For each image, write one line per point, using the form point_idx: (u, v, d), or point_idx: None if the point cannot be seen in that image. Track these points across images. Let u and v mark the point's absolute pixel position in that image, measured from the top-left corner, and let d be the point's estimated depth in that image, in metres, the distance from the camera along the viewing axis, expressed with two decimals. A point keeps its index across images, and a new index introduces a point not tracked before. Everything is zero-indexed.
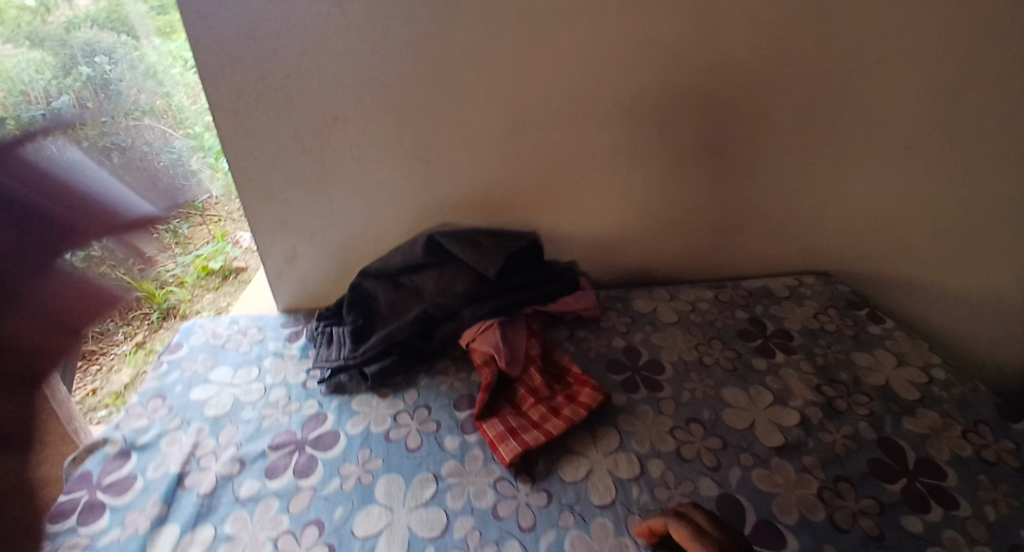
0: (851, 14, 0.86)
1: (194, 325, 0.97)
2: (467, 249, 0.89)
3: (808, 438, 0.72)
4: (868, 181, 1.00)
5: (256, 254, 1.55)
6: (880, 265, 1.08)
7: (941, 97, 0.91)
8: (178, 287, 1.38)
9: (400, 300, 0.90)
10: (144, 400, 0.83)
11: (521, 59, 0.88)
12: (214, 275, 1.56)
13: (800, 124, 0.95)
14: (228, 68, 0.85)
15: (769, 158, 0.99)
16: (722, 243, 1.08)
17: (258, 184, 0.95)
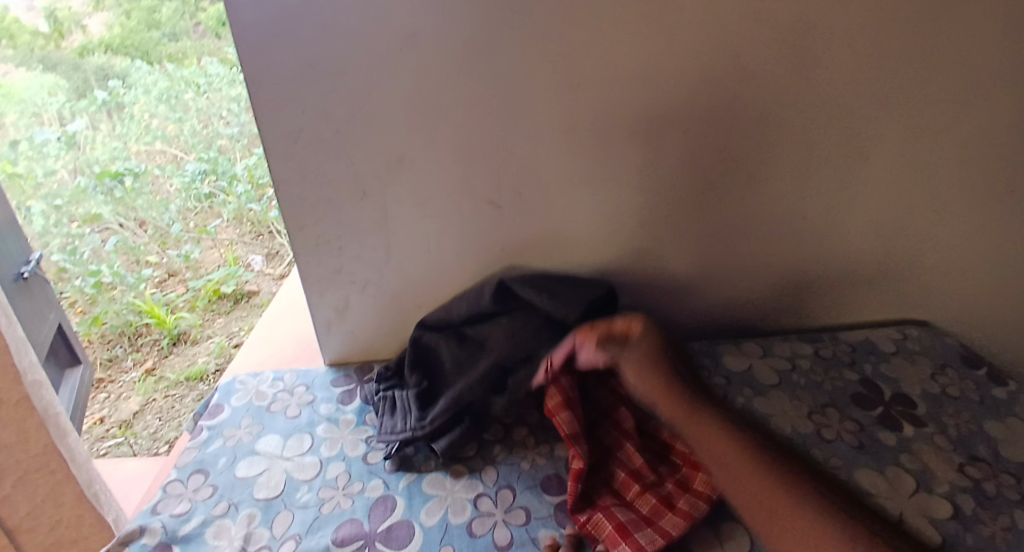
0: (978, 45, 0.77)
1: (234, 383, 0.86)
2: (542, 295, 0.80)
3: (967, 533, 0.62)
4: (982, 225, 0.91)
5: (270, 278, 1.59)
6: (987, 312, 0.98)
7: None
8: (189, 312, 1.49)
9: (468, 357, 0.80)
10: (184, 476, 0.72)
11: (607, 93, 0.79)
12: (225, 299, 1.54)
13: (909, 166, 0.86)
14: (285, 107, 0.77)
15: (874, 200, 0.89)
16: (816, 293, 0.97)
17: (309, 231, 0.87)
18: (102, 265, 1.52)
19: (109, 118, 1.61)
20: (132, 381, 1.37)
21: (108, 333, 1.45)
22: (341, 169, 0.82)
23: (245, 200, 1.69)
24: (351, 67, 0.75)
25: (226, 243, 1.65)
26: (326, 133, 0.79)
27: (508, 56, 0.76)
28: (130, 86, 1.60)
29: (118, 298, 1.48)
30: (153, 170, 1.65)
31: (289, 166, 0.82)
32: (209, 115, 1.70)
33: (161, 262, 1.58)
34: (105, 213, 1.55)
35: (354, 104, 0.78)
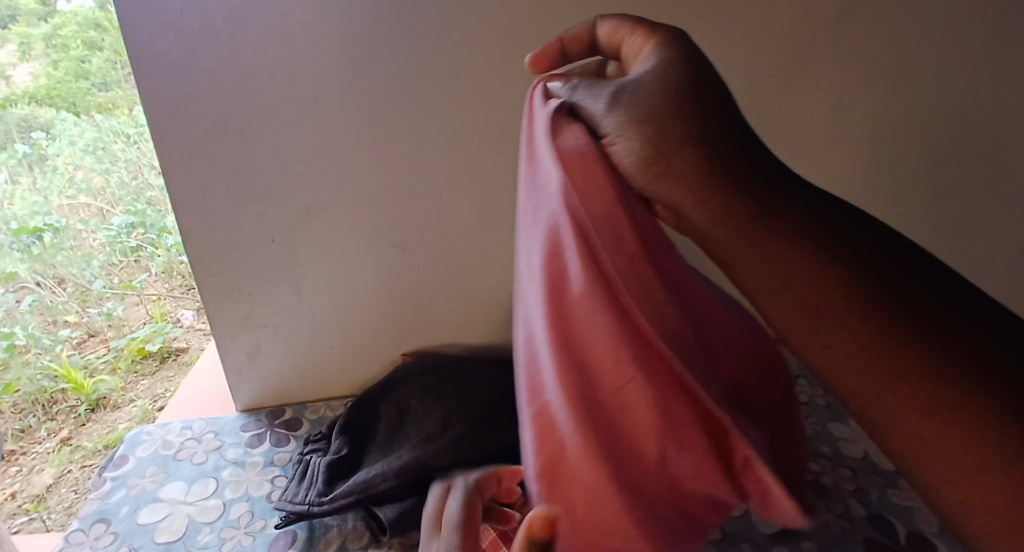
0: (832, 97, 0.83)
1: (141, 434, 0.88)
2: (468, 384, 0.83)
3: (803, 520, 0.72)
4: None
5: (197, 334, 1.61)
6: None
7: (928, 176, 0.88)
8: (111, 374, 1.50)
9: (393, 438, 0.79)
10: (85, 525, 0.74)
11: (490, 146, 0.85)
12: (150, 358, 1.55)
13: None
14: (193, 165, 0.83)
15: None
16: None
17: (222, 279, 0.91)
18: (15, 326, 1.46)
19: (30, 170, 1.51)
20: (44, 452, 1.35)
21: (20, 402, 1.40)
22: (251, 222, 0.88)
23: (175, 253, 1.69)
24: (258, 130, 0.82)
25: (152, 299, 1.65)
26: (235, 188, 0.85)
27: (404, 121, 0.83)
28: (53, 139, 1.53)
29: (33, 363, 1.45)
30: (77, 223, 1.57)
31: (200, 219, 0.87)
32: (139, 166, 1.62)
33: (80, 322, 1.55)
34: (22, 271, 1.48)
35: (261, 164, 0.84)
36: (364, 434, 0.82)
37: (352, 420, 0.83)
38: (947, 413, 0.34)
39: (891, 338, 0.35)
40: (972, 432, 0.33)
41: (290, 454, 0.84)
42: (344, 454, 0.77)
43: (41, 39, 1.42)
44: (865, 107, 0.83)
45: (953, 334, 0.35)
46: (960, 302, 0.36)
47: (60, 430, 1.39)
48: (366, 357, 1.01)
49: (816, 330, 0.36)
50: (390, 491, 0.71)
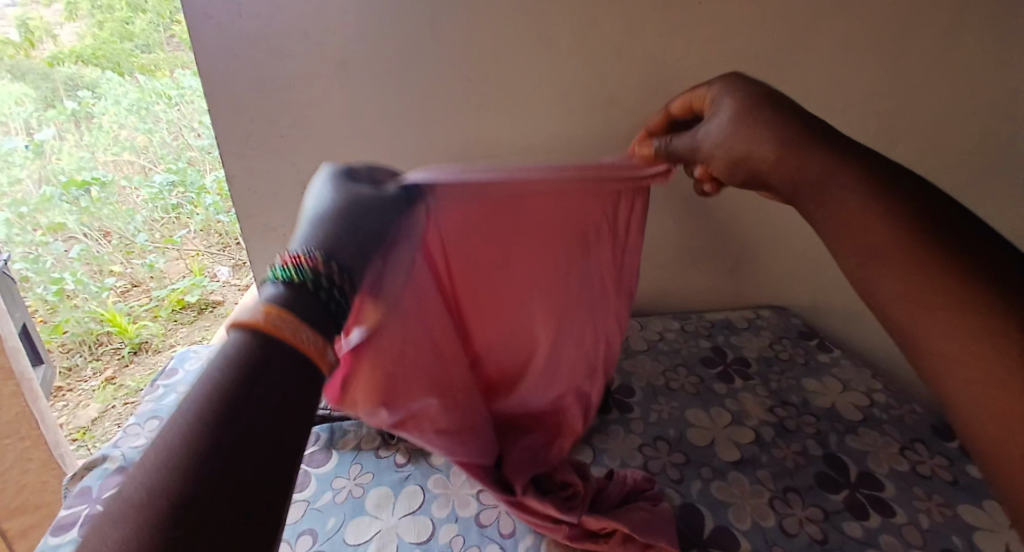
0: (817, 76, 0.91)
1: (188, 352, 1.01)
2: None
3: (762, 454, 0.80)
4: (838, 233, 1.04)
5: (232, 289, 1.77)
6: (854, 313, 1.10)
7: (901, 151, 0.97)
8: (152, 320, 1.66)
9: None
10: (141, 420, 0.87)
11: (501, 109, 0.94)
12: (189, 308, 1.71)
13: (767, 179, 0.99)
14: (237, 115, 0.93)
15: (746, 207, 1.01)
16: (702, 288, 1.10)
17: (258, 220, 1.03)
18: (65, 273, 1.58)
19: (76, 128, 1.60)
20: (90, 389, 1.53)
21: (68, 341, 1.56)
22: (285, 170, 0.98)
23: (213, 212, 1.78)
24: (292, 88, 0.92)
25: (191, 253, 1.77)
26: (273, 138, 0.95)
27: (425, 83, 0.92)
28: (99, 97, 1.61)
29: (80, 307, 1.58)
30: (121, 179, 1.67)
31: (241, 165, 0.97)
32: (179, 128, 1.69)
33: (124, 272, 1.69)
34: (71, 222, 1.58)
35: (295, 118, 0.94)
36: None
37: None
38: (980, 308, 0.39)
39: (940, 269, 0.41)
40: (1005, 321, 0.38)
41: None
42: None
43: (87, 1, 1.54)
44: (842, 82, 0.92)
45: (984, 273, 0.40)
46: (981, 234, 0.42)
47: (105, 370, 1.57)
48: None
49: (871, 246, 0.44)
50: None
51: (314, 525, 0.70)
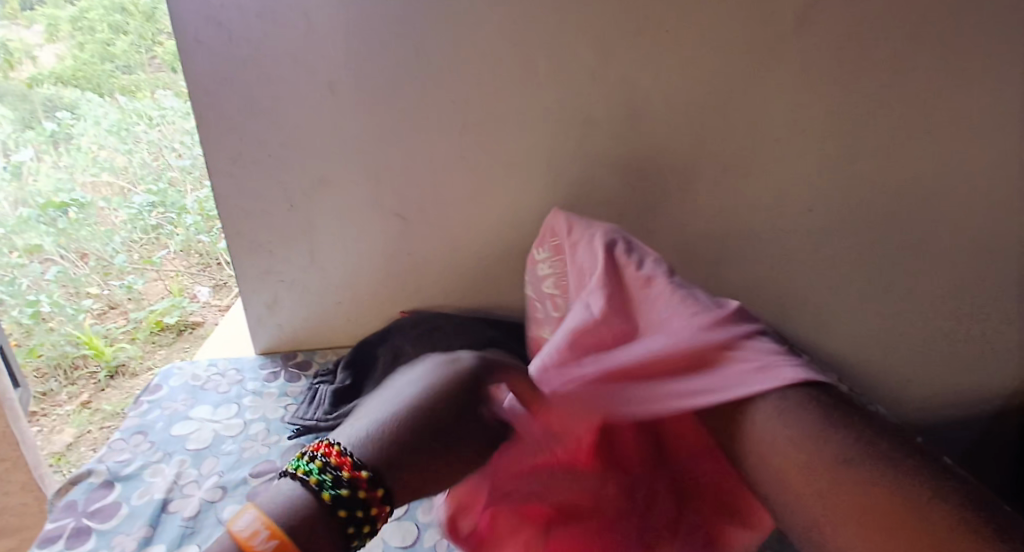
0: (783, 100, 0.96)
1: (171, 369, 1.02)
2: (457, 336, 0.96)
3: None
4: (811, 248, 1.07)
5: (213, 311, 1.72)
6: (825, 324, 1.15)
7: (869, 173, 1.00)
8: (130, 343, 1.61)
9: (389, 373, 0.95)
10: (126, 435, 0.87)
11: (484, 130, 0.98)
12: (168, 332, 1.66)
13: (739, 198, 1.04)
14: (226, 136, 0.97)
15: (718, 223, 1.06)
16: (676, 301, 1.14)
17: (246, 238, 1.05)
18: (41, 295, 1.56)
19: (55, 149, 1.62)
20: (65, 414, 1.45)
21: (43, 366, 1.49)
22: (273, 188, 1.01)
23: (194, 231, 1.79)
24: (284, 109, 0.95)
25: (171, 274, 1.76)
26: (261, 159, 0.99)
27: (409, 107, 0.96)
28: (79, 117, 1.65)
29: (57, 330, 1.54)
30: (99, 201, 1.71)
31: (229, 182, 1.00)
32: (161, 148, 1.77)
33: (102, 294, 1.66)
34: (47, 244, 1.59)
35: (283, 138, 0.97)
36: (364, 370, 0.98)
37: (357, 358, 0.99)
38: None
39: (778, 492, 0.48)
40: None
41: (301, 387, 0.99)
42: (348, 383, 0.93)
43: (67, 22, 1.55)
44: (806, 107, 0.96)
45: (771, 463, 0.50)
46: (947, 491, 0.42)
47: (80, 395, 1.49)
48: (369, 313, 1.14)
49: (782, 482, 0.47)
50: None
51: None
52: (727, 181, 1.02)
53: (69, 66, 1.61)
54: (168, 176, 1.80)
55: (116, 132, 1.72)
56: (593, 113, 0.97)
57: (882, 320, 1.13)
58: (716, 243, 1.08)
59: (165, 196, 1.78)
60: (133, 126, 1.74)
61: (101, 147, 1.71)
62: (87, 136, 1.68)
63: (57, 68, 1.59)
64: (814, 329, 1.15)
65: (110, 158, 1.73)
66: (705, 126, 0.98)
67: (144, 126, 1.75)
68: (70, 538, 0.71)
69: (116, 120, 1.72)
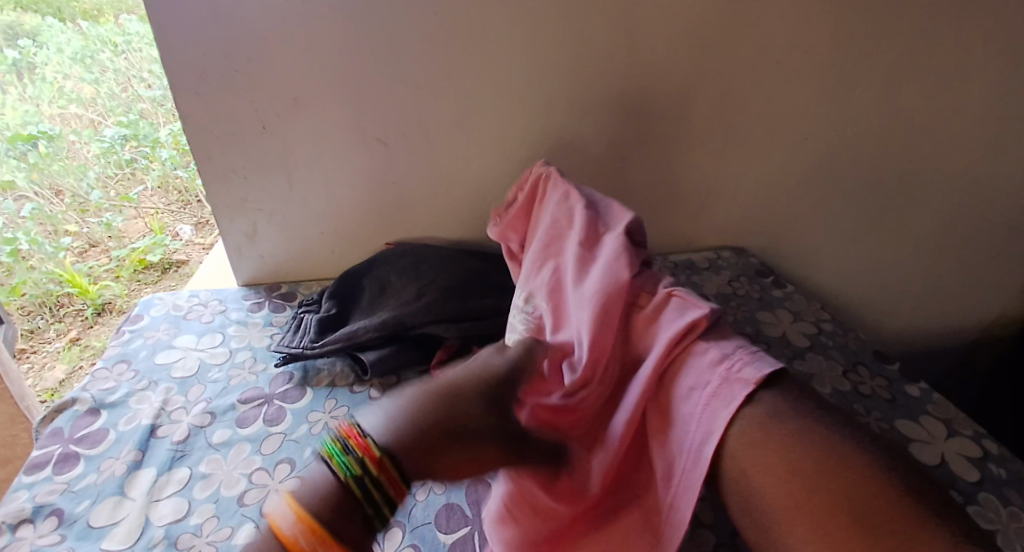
0: (781, 13, 0.90)
1: (153, 299, 1.00)
2: (444, 265, 0.95)
3: None
4: (804, 174, 1.05)
5: (197, 250, 1.66)
6: (813, 253, 1.14)
7: (865, 94, 0.97)
8: (114, 281, 1.56)
9: (376, 302, 0.94)
10: (109, 364, 0.86)
11: (465, 45, 0.93)
12: (152, 268, 1.60)
13: (731, 121, 1.00)
14: (189, 51, 0.91)
15: (709, 147, 1.03)
16: (665, 231, 1.13)
17: (217, 163, 1.01)
18: (18, 233, 1.48)
19: (19, 80, 1.55)
20: (55, 351, 1.44)
21: (27, 304, 1.46)
22: (245, 109, 0.96)
23: (170, 166, 1.72)
24: (249, 20, 0.89)
25: (149, 212, 1.69)
26: (228, 77, 0.94)
27: (385, 18, 0.90)
28: (40, 45, 1.59)
29: (37, 268, 1.48)
30: (69, 133, 1.60)
31: (197, 103, 0.95)
32: (128, 78, 1.70)
33: (81, 232, 1.60)
34: (19, 180, 1.50)
35: (252, 53, 0.92)
36: (350, 299, 0.96)
37: (341, 288, 0.97)
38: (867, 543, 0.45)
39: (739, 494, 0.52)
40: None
41: (286, 317, 0.98)
42: (334, 312, 0.92)
43: None
44: (803, 22, 0.91)
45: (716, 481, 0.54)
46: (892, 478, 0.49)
47: (69, 332, 1.47)
48: (352, 243, 1.12)
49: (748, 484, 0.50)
50: (372, 341, 0.86)
51: (291, 454, 0.72)
52: (720, 103, 0.98)
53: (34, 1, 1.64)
54: (139, 108, 1.72)
55: (79, 61, 1.64)
56: (581, 27, 0.92)
57: (871, 248, 1.12)
58: (706, 171, 1.05)
59: (137, 127, 1.70)
60: (97, 53, 1.67)
61: (66, 77, 1.62)
62: (50, 64, 1.59)
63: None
64: (803, 259, 1.15)
65: (75, 88, 1.64)
66: (699, 42, 0.93)
67: (110, 53, 1.68)
68: (58, 463, 0.71)
69: (79, 49, 1.65)
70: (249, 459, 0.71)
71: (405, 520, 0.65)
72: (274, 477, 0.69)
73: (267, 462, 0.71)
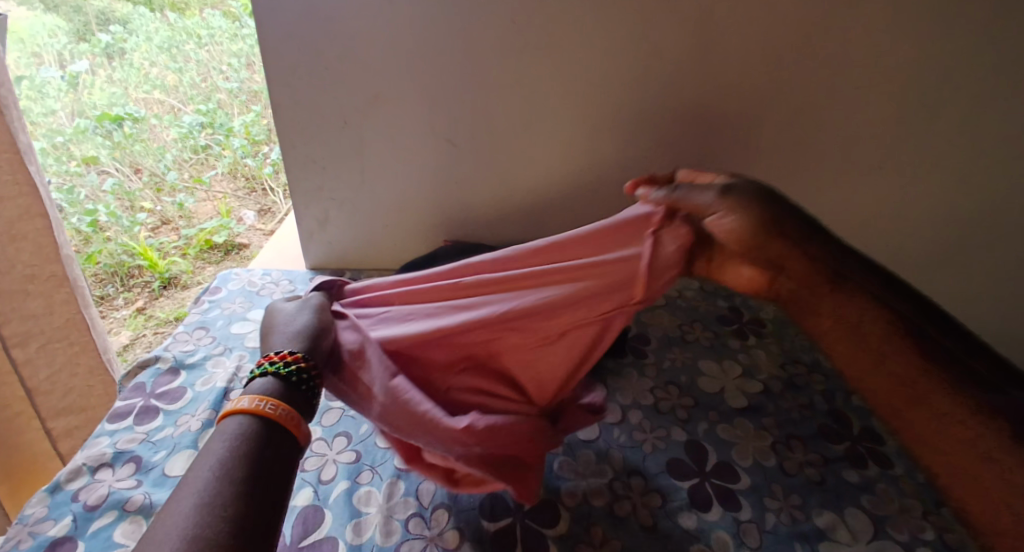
0: (861, 44, 0.90)
1: (230, 273, 1.06)
2: None
3: (769, 403, 0.85)
4: (873, 205, 1.03)
5: (259, 234, 1.75)
6: None
7: (944, 130, 0.95)
8: (181, 257, 1.64)
9: None
10: (189, 329, 0.93)
11: (543, 53, 0.96)
12: (217, 249, 1.70)
13: (801, 146, 1.00)
14: (285, 46, 0.98)
15: (775, 170, 1.02)
16: None
17: (300, 152, 1.07)
18: (98, 205, 1.57)
19: (109, 63, 1.65)
20: (122, 317, 1.52)
21: (101, 272, 1.54)
22: (328, 103, 1.02)
23: (240, 155, 1.81)
24: (342, 21, 0.95)
25: (218, 196, 1.78)
26: (318, 72, 1.00)
27: (468, 25, 0.94)
28: (131, 33, 1.69)
29: (113, 240, 1.56)
30: (152, 117, 1.72)
31: (287, 95, 1.02)
32: (208, 69, 1.82)
33: (155, 209, 1.67)
34: (103, 156, 1.60)
35: (341, 50, 0.97)
36: None
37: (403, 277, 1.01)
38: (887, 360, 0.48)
39: (890, 368, 0.48)
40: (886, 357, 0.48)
41: None
42: None
43: None
44: (884, 54, 0.91)
45: (982, 382, 0.46)
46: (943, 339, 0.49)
47: (136, 301, 1.56)
48: (414, 237, 1.16)
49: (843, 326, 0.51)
50: None
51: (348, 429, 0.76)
52: (792, 124, 0.98)
53: None
54: (215, 98, 1.83)
55: (166, 48, 1.75)
56: (658, 45, 0.94)
57: (942, 286, 1.08)
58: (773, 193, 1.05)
59: (213, 116, 1.80)
60: (184, 43, 1.78)
61: (153, 65, 1.74)
62: (139, 51, 1.70)
63: None
64: None
65: (160, 75, 1.75)
66: (777, 63, 0.93)
67: (194, 45, 1.79)
68: (139, 415, 0.77)
69: (167, 38, 1.75)
70: (311, 429, 0.76)
71: (451, 504, 0.67)
72: (332, 448, 0.73)
73: (326, 433, 0.75)
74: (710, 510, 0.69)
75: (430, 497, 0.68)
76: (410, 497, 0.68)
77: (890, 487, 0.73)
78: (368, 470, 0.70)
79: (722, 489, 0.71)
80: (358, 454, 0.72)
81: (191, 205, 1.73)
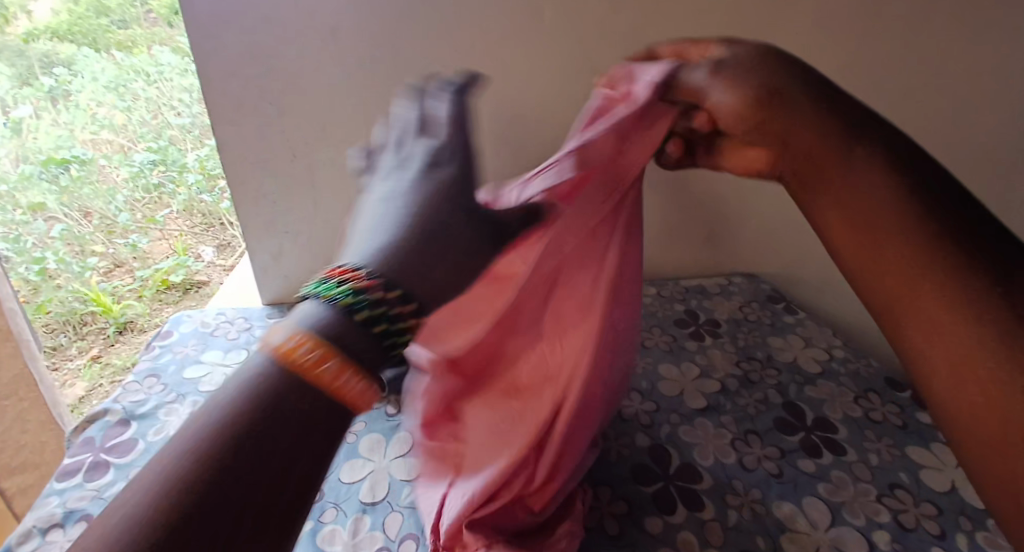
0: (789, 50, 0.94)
1: (182, 316, 1.04)
2: None
3: (726, 401, 0.87)
4: None
5: (219, 269, 1.68)
6: (828, 281, 1.15)
7: None
8: (137, 300, 1.59)
9: None
10: (140, 377, 0.90)
11: (486, 76, 0.97)
12: (175, 289, 1.64)
13: None
14: (227, 82, 0.97)
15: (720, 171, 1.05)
16: (677, 255, 1.15)
17: (249, 186, 1.06)
18: (47, 251, 1.52)
19: (53, 106, 1.55)
20: (76, 367, 1.48)
21: (52, 322, 1.50)
22: (274, 135, 1.02)
23: (196, 191, 1.70)
24: (284, 55, 0.95)
25: (174, 234, 1.69)
26: (263, 106, 0.99)
27: (411, 53, 0.95)
28: (75, 74, 1.56)
29: (64, 286, 1.52)
30: (100, 158, 1.62)
31: (233, 131, 1.01)
32: (159, 106, 1.66)
33: (107, 252, 1.62)
34: (50, 202, 1.53)
35: (284, 83, 0.97)
36: None
37: None
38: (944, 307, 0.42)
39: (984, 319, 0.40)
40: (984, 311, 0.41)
41: None
42: None
43: None
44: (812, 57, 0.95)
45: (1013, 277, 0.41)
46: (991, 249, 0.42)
47: (91, 349, 1.51)
48: None
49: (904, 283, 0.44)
50: None
51: None
52: None
53: (60, 18, 1.52)
54: (166, 134, 1.69)
55: (113, 89, 1.61)
56: (598, 61, 0.96)
57: None
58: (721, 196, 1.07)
59: (166, 156, 1.68)
60: (133, 81, 1.62)
61: (99, 105, 1.61)
62: (85, 91, 1.58)
63: (52, 21, 1.51)
64: (817, 287, 1.16)
65: (108, 115, 1.63)
66: None
67: (144, 83, 1.63)
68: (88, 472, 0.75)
69: (114, 77, 1.60)
70: None
71: (419, 534, 0.66)
72: None
73: None
74: (675, 513, 0.70)
75: (397, 529, 0.67)
76: (376, 531, 0.67)
77: (846, 474, 0.76)
78: (332, 507, 0.69)
79: (686, 491, 0.72)
80: (321, 492, 0.71)
81: (144, 246, 1.66)
